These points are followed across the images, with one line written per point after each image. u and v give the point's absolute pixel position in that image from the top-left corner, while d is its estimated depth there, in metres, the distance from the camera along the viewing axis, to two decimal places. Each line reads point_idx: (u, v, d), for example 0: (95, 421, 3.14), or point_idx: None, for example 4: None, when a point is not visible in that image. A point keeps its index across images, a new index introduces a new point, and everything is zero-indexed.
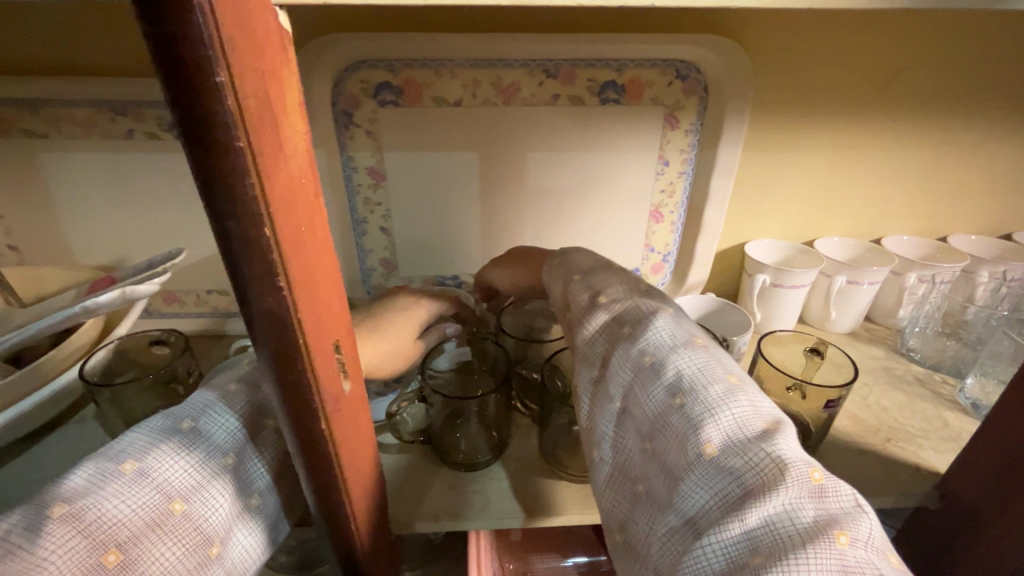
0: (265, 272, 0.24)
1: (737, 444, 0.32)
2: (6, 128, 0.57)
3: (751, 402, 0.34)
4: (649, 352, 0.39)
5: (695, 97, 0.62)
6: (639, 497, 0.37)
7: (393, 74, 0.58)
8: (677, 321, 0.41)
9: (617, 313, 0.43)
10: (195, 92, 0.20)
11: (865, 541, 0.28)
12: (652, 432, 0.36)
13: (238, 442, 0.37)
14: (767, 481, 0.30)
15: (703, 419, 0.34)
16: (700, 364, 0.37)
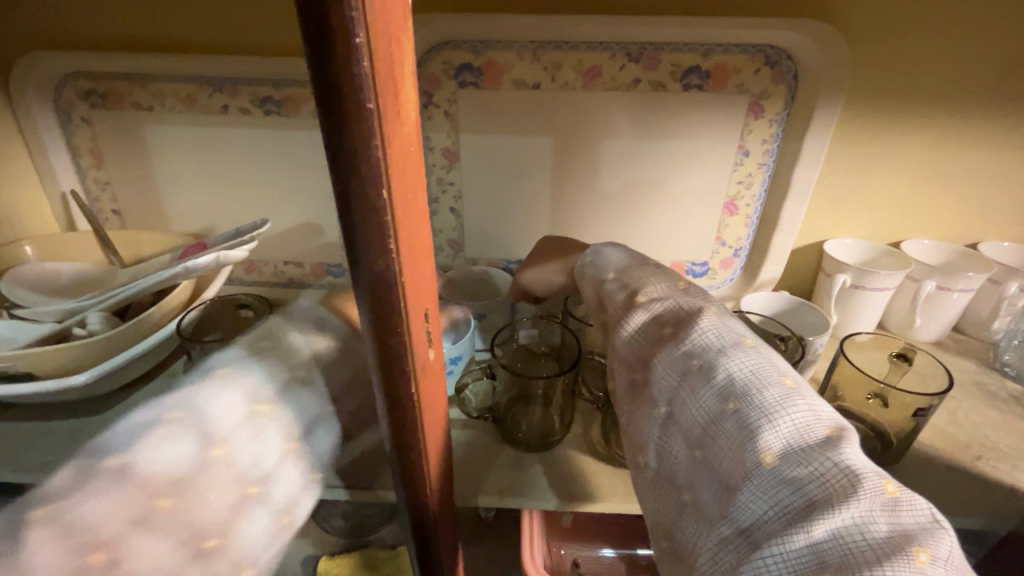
0: (377, 235, 0.25)
1: (799, 453, 0.30)
2: (118, 101, 0.62)
3: (811, 407, 0.33)
4: (696, 355, 0.37)
5: (784, 86, 0.59)
6: (686, 506, 0.36)
7: (475, 55, 0.58)
8: (722, 320, 0.40)
9: (656, 313, 0.42)
10: (334, 53, 0.20)
11: (946, 559, 0.26)
12: (702, 439, 0.35)
13: (233, 425, 0.33)
14: (834, 493, 0.28)
15: (759, 427, 0.32)
16: (753, 366, 0.35)
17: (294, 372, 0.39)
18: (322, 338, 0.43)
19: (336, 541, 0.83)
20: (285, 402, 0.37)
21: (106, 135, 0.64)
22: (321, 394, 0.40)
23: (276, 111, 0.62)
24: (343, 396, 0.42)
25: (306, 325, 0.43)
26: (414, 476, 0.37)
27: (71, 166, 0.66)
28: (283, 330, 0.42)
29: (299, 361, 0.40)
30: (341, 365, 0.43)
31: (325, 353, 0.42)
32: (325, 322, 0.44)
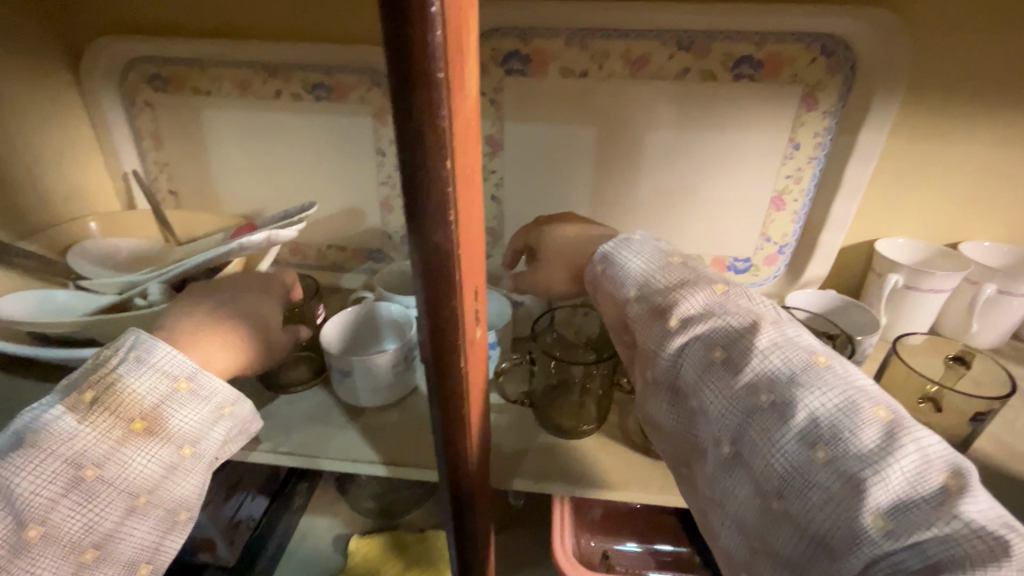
0: (437, 207, 0.25)
1: (912, 510, 0.28)
2: (178, 85, 0.65)
3: (920, 448, 0.30)
4: (765, 390, 0.34)
5: (840, 78, 0.57)
6: (767, 554, 0.33)
7: (523, 42, 0.58)
8: (785, 337, 0.36)
9: (701, 337, 0.38)
10: (410, 22, 0.21)
11: None
12: (784, 489, 0.32)
13: (46, 504, 0.34)
14: (966, 555, 0.26)
15: (860, 479, 0.29)
16: (838, 399, 0.32)
17: (130, 424, 0.37)
18: (166, 371, 0.39)
19: (366, 522, 0.84)
20: (124, 458, 0.36)
21: (166, 118, 0.67)
22: (171, 443, 0.38)
23: (326, 97, 0.64)
24: (205, 433, 0.40)
25: (147, 357, 0.39)
26: (460, 454, 0.38)
27: (132, 147, 0.69)
28: (116, 369, 0.38)
29: (138, 408, 0.37)
30: (197, 400, 0.40)
31: (171, 393, 0.39)
32: (171, 353, 0.40)
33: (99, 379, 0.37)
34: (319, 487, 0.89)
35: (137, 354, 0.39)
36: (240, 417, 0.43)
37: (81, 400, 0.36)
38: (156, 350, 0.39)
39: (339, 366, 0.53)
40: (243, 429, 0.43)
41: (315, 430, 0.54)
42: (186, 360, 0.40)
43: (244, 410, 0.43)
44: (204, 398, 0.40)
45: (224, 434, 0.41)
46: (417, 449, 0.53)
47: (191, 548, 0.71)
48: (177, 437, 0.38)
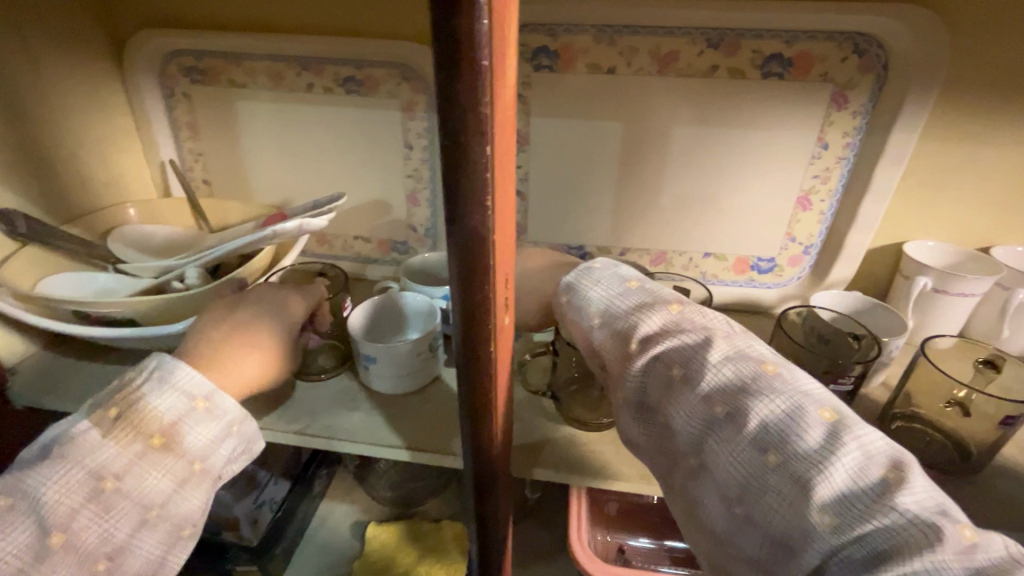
0: (476, 191, 0.26)
1: (855, 504, 0.29)
2: (215, 77, 0.67)
3: (859, 444, 0.31)
4: (719, 400, 0.35)
5: (871, 77, 0.57)
6: (733, 560, 0.34)
7: (552, 38, 0.59)
8: (734, 348, 0.37)
9: (659, 354, 0.39)
10: (459, 10, 0.22)
11: None
12: (742, 496, 0.33)
13: (66, 513, 0.35)
14: (907, 544, 0.27)
15: (807, 479, 0.30)
16: (785, 404, 0.33)
17: (149, 439, 0.38)
18: (187, 390, 0.40)
19: (382, 510, 0.85)
20: (141, 471, 0.37)
21: (202, 110, 0.69)
22: (184, 458, 0.39)
23: (357, 90, 0.65)
24: (216, 450, 0.41)
25: (170, 376, 0.40)
26: (484, 440, 0.39)
27: (169, 137, 0.71)
28: (141, 386, 0.39)
29: (158, 424, 0.39)
30: (211, 418, 0.41)
31: (189, 411, 0.40)
32: (191, 373, 0.41)
33: (125, 396, 0.39)
34: (338, 474, 0.90)
35: (161, 372, 0.40)
36: (247, 436, 0.43)
37: (105, 415, 0.38)
38: (179, 369, 0.41)
39: (365, 354, 0.55)
40: (247, 453, 0.44)
41: (340, 415, 0.56)
42: (206, 380, 0.41)
43: (252, 428, 0.43)
44: (218, 416, 0.41)
45: (233, 452, 0.42)
46: (439, 436, 0.54)
47: (216, 527, 0.74)
48: (191, 453, 0.39)
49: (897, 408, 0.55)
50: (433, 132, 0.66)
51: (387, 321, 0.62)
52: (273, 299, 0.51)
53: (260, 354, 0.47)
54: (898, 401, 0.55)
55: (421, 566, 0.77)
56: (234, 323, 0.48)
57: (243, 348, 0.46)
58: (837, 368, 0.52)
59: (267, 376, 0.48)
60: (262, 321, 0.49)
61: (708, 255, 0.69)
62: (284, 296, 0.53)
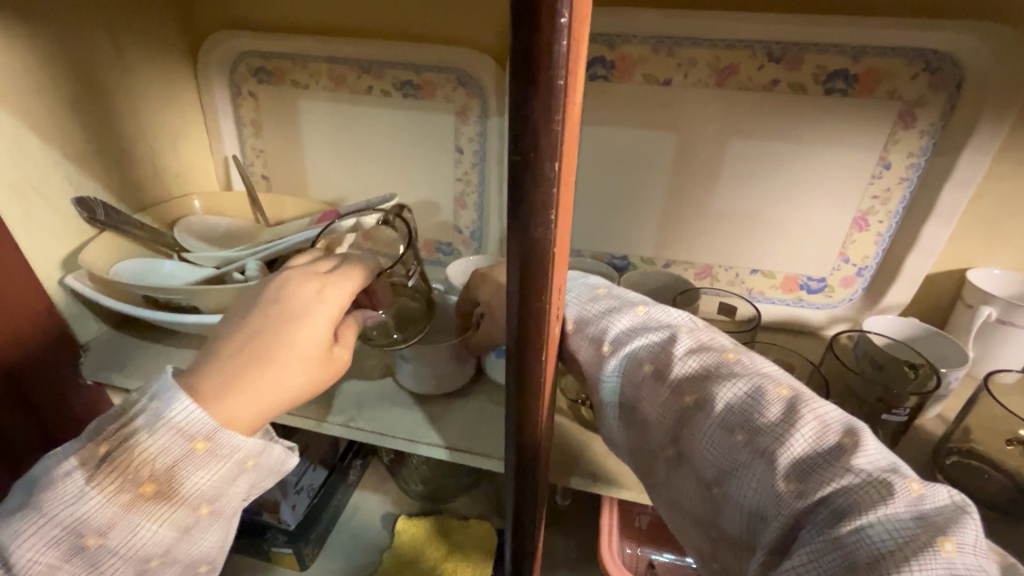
0: (542, 203, 0.27)
1: (813, 468, 0.29)
2: (281, 78, 0.70)
3: (817, 415, 0.30)
4: (688, 389, 0.34)
5: (942, 96, 0.55)
6: (719, 542, 0.33)
7: (609, 48, 0.59)
8: (699, 340, 0.36)
9: (630, 353, 0.38)
10: (540, 31, 0.22)
11: (973, 544, 0.25)
12: (718, 479, 0.32)
13: (63, 555, 0.36)
14: (861, 501, 0.26)
15: (773, 453, 0.30)
16: (746, 386, 0.32)
17: (139, 488, 0.36)
18: (183, 428, 0.36)
19: (412, 504, 0.87)
20: (131, 520, 0.36)
21: (266, 107, 0.72)
22: (182, 506, 0.37)
23: (414, 94, 0.67)
24: (223, 489, 0.38)
25: (164, 411, 0.36)
26: (529, 447, 0.40)
27: (234, 133, 0.75)
28: (135, 421, 0.36)
29: (150, 471, 0.36)
30: (213, 459, 0.37)
31: (187, 454, 0.36)
32: (187, 410, 0.36)
33: (116, 433, 0.36)
34: (371, 465, 0.93)
35: (158, 404, 0.37)
36: (269, 465, 0.40)
37: (90, 457, 0.36)
38: (175, 403, 0.37)
39: (401, 353, 0.56)
40: (271, 478, 0.41)
41: (384, 410, 0.57)
42: (204, 419, 0.36)
43: (272, 456, 0.40)
44: (223, 457, 0.37)
45: (248, 484, 0.40)
46: (478, 438, 0.55)
47: (258, 508, 0.77)
48: (191, 499, 0.37)
49: (954, 442, 0.53)
50: (484, 137, 0.67)
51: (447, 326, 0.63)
52: (299, 299, 0.42)
53: (278, 378, 0.40)
54: (955, 435, 0.53)
55: (448, 562, 0.78)
56: (252, 333, 0.40)
57: (259, 369, 0.39)
58: (890, 400, 0.50)
59: (295, 400, 0.41)
60: (282, 334, 0.40)
61: (755, 272, 0.68)
62: (315, 290, 0.42)
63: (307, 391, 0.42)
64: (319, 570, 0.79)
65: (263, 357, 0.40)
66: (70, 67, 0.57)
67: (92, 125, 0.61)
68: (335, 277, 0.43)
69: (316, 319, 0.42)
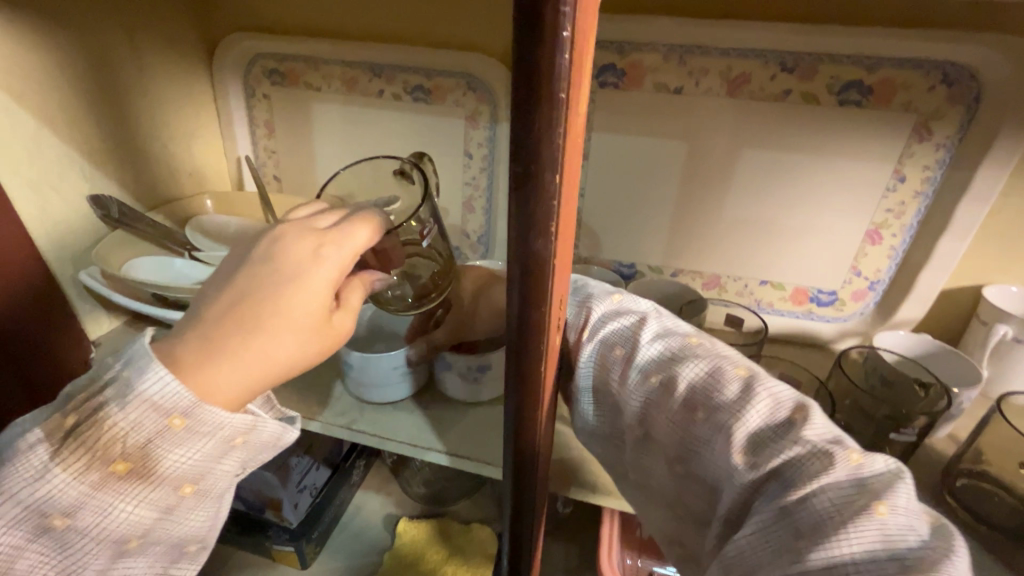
0: (542, 215, 0.27)
1: (766, 442, 0.30)
2: (294, 80, 0.70)
3: (770, 392, 0.32)
4: (653, 371, 0.36)
5: (960, 109, 0.54)
6: (685, 512, 0.36)
7: (620, 56, 0.59)
8: (663, 325, 0.38)
9: (603, 338, 0.38)
10: (541, 44, 0.22)
11: (907, 506, 0.27)
12: (681, 455, 0.34)
13: (35, 526, 0.36)
14: (807, 471, 0.28)
15: (727, 428, 0.31)
16: (706, 366, 0.34)
17: (111, 466, 0.35)
18: (158, 404, 0.35)
19: (414, 506, 0.87)
20: (107, 494, 0.36)
21: (280, 109, 0.73)
22: (163, 478, 0.37)
23: (424, 98, 0.67)
24: (205, 466, 0.38)
25: (136, 384, 0.35)
26: (527, 459, 0.40)
27: (247, 133, 0.76)
28: (104, 394, 0.35)
29: (121, 449, 0.35)
30: (194, 435, 0.37)
31: (163, 431, 0.36)
32: (161, 385, 0.35)
33: (83, 407, 0.35)
34: (374, 466, 0.93)
35: (129, 376, 0.35)
36: (253, 444, 0.40)
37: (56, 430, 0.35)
38: (148, 376, 0.35)
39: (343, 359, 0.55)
40: (257, 452, 0.41)
41: (386, 414, 0.57)
42: (181, 393, 0.35)
43: (263, 431, 0.40)
44: (202, 435, 0.37)
45: (230, 462, 0.40)
46: (478, 445, 0.55)
47: (261, 506, 0.77)
48: (170, 477, 0.37)
49: (965, 463, 0.52)
50: (493, 142, 0.68)
51: None
52: (291, 261, 0.39)
53: (265, 347, 0.38)
54: (966, 455, 0.52)
55: (449, 565, 0.78)
56: (234, 308, 0.38)
57: (243, 337, 0.38)
58: (898, 418, 0.49)
59: (284, 372, 0.40)
60: (272, 300, 0.38)
61: (764, 283, 0.67)
62: (310, 252, 0.39)
63: (297, 363, 0.40)
64: (320, 569, 0.80)
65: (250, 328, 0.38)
66: (89, 67, 0.59)
67: (108, 124, 0.62)
68: (335, 235, 0.40)
69: (308, 282, 0.39)
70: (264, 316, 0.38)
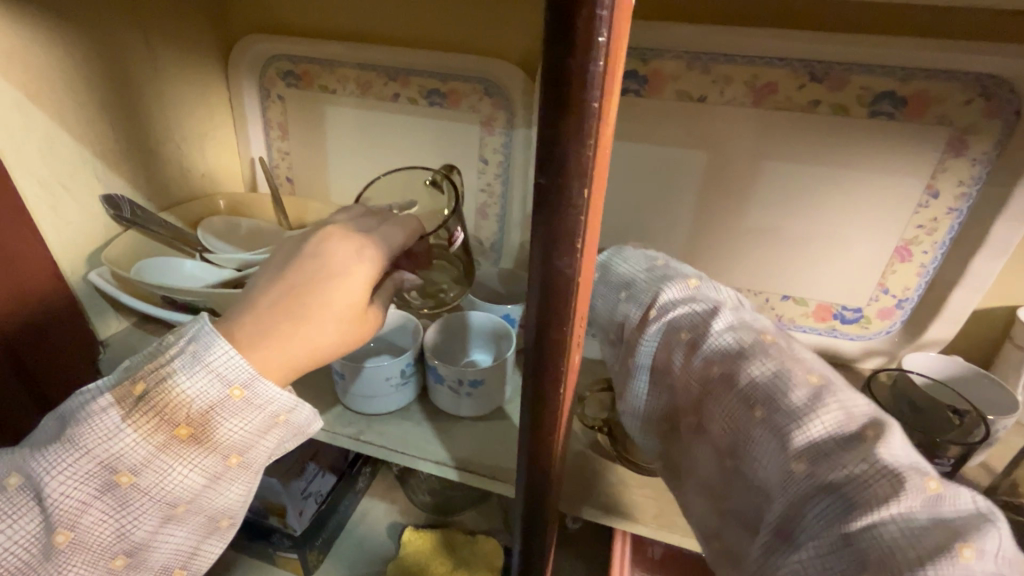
0: (569, 231, 0.25)
1: (829, 453, 0.28)
2: (310, 82, 0.70)
3: (842, 405, 0.30)
4: (716, 362, 0.35)
5: (998, 123, 0.51)
6: (727, 516, 0.34)
7: (643, 63, 0.57)
8: (738, 317, 0.37)
9: (670, 320, 0.39)
10: (576, 50, 0.21)
11: (994, 555, 0.23)
12: (733, 452, 0.33)
13: (103, 482, 0.35)
14: (874, 494, 0.26)
15: (788, 433, 0.30)
16: (775, 366, 0.32)
17: (175, 430, 0.35)
18: (221, 374, 0.36)
19: (420, 515, 0.86)
20: (170, 457, 0.36)
21: (294, 111, 0.72)
22: (217, 450, 0.37)
23: (440, 102, 0.66)
24: (253, 442, 0.38)
25: (204, 354, 0.35)
26: (539, 478, 0.38)
27: (261, 135, 0.75)
28: (173, 362, 0.35)
29: (186, 414, 0.35)
30: (250, 409, 0.37)
31: (223, 401, 0.36)
32: (228, 355, 0.36)
33: (154, 372, 0.35)
34: (379, 473, 0.91)
35: (196, 347, 0.36)
36: (297, 424, 0.40)
37: (129, 392, 0.35)
38: (214, 348, 0.36)
39: (336, 368, 0.54)
40: (299, 434, 0.41)
41: (395, 424, 0.56)
42: (244, 365, 0.36)
43: (303, 416, 0.40)
44: (258, 407, 0.37)
45: (276, 440, 0.39)
46: (490, 459, 0.53)
47: (265, 512, 0.76)
48: (223, 448, 0.37)
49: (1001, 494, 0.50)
50: (509, 148, 0.66)
51: (456, 342, 0.62)
52: (337, 257, 0.39)
53: (310, 336, 0.38)
54: (1001, 486, 0.51)
55: None
56: (265, 318, 0.38)
57: (293, 325, 0.38)
58: (931, 448, 0.47)
59: (323, 359, 0.40)
60: (321, 290, 0.38)
61: (786, 298, 0.65)
62: (354, 251, 0.40)
63: (336, 350, 0.40)
64: None
65: (294, 316, 0.38)
66: (103, 66, 0.58)
67: (122, 124, 0.61)
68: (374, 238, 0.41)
69: (352, 278, 0.39)
70: (308, 304, 0.38)
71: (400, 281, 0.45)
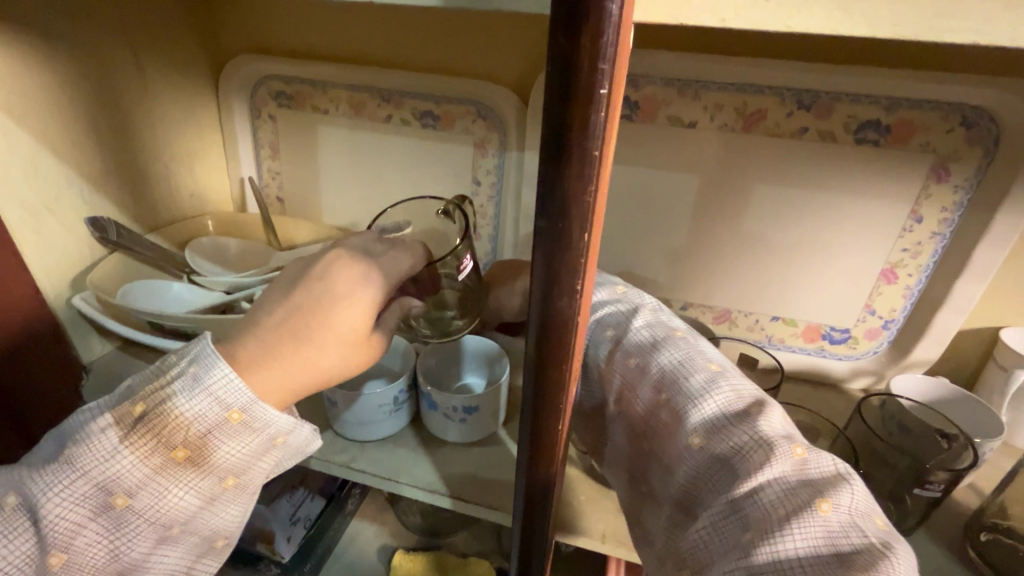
0: (568, 272, 0.25)
1: (720, 428, 0.31)
2: (302, 102, 0.69)
3: (734, 387, 0.33)
4: (633, 354, 0.38)
5: (979, 152, 0.53)
6: (646, 497, 0.37)
7: (635, 89, 0.58)
8: (656, 317, 0.41)
9: (600, 318, 0.42)
10: (575, 101, 0.21)
11: (849, 507, 0.27)
12: (647, 433, 0.36)
13: (97, 504, 0.34)
14: (754, 461, 0.29)
15: (686, 413, 0.33)
16: (681, 356, 0.36)
17: (172, 452, 0.34)
18: (220, 397, 0.35)
19: (411, 537, 0.84)
20: (166, 481, 0.35)
21: (285, 131, 0.72)
22: (213, 474, 0.36)
23: (433, 124, 0.66)
24: (251, 464, 0.37)
25: (204, 376, 0.35)
26: (539, 509, 0.38)
27: (251, 153, 0.74)
28: (171, 384, 0.34)
29: (184, 436, 0.34)
30: (248, 432, 0.36)
31: (222, 424, 0.35)
32: (228, 377, 0.35)
33: (153, 395, 0.34)
34: (369, 494, 0.90)
35: (196, 369, 0.35)
36: (296, 445, 0.39)
37: (128, 415, 0.34)
38: (214, 371, 0.35)
39: (327, 395, 0.54)
40: (298, 455, 0.40)
41: (387, 450, 0.56)
42: (244, 389, 0.35)
43: (301, 436, 0.39)
44: (257, 430, 0.36)
45: (274, 461, 0.39)
46: (479, 486, 0.53)
47: (252, 538, 0.74)
48: (220, 470, 0.36)
49: (990, 517, 0.52)
50: (501, 170, 0.66)
51: (448, 362, 0.61)
52: (337, 284, 0.39)
53: (314, 359, 0.38)
54: (990, 509, 0.52)
55: None
56: (260, 350, 0.37)
57: (295, 347, 0.37)
58: (919, 476, 0.47)
59: (327, 380, 0.39)
60: (325, 313, 0.38)
61: (776, 319, 0.66)
62: (355, 277, 0.39)
63: (338, 373, 0.40)
64: None
65: (296, 340, 0.37)
66: (91, 84, 0.57)
67: (109, 144, 0.60)
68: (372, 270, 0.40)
69: (356, 304, 0.39)
70: (312, 327, 0.38)
71: (408, 306, 0.45)
